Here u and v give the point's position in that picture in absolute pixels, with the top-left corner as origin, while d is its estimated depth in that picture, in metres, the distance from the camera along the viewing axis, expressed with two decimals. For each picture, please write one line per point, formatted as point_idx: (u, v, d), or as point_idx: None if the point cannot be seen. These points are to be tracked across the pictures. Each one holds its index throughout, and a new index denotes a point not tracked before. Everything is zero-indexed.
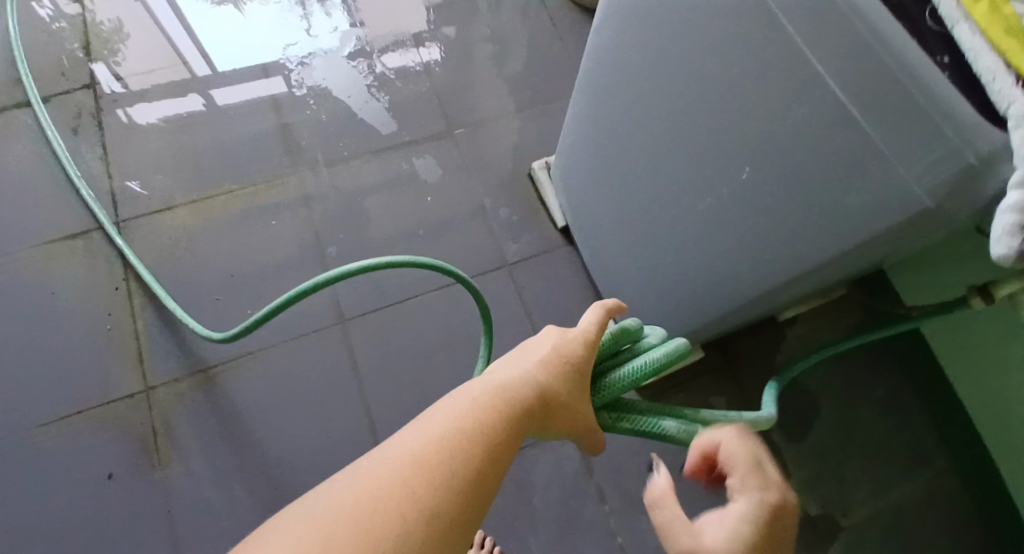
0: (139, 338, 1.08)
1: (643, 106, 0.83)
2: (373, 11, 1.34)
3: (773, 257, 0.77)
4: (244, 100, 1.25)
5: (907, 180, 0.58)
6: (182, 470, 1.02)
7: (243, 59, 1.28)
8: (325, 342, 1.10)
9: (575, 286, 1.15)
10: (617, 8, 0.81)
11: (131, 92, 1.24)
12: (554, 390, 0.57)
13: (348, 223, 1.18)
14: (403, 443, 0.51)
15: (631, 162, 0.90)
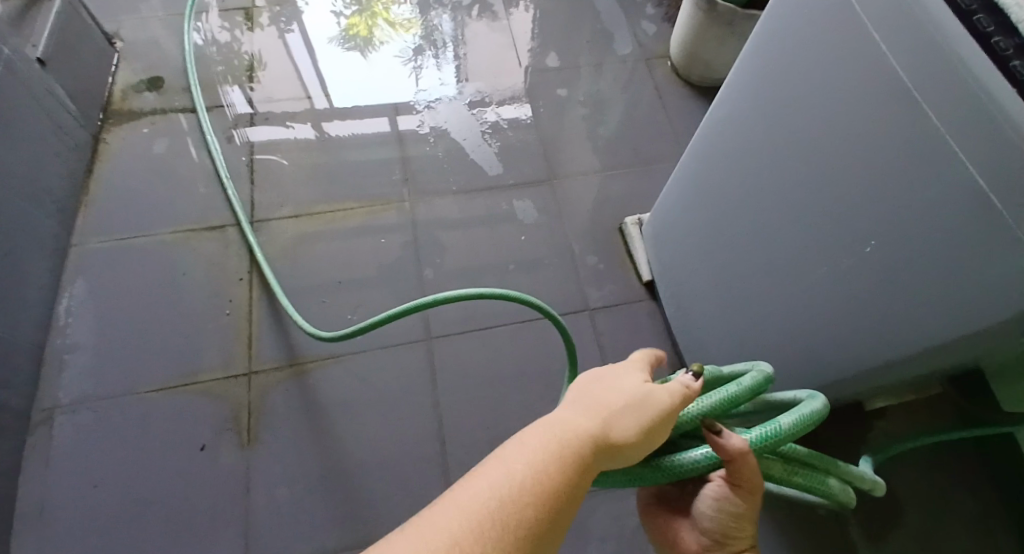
0: (251, 323, 1.21)
1: (758, 171, 0.89)
2: (479, 71, 1.47)
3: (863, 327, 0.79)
4: (353, 134, 1.39)
5: None
6: (266, 449, 1.11)
7: (362, 98, 1.44)
8: (410, 356, 1.18)
9: (653, 338, 1.20)
10: (741, 80, 0.89)
11: (283, 114, 1.41)
12: (616, 435, 0.59)
13: (448, 250, 1.27)
14: (483, 476, 0.54)
15: (736, 222, 0.96)
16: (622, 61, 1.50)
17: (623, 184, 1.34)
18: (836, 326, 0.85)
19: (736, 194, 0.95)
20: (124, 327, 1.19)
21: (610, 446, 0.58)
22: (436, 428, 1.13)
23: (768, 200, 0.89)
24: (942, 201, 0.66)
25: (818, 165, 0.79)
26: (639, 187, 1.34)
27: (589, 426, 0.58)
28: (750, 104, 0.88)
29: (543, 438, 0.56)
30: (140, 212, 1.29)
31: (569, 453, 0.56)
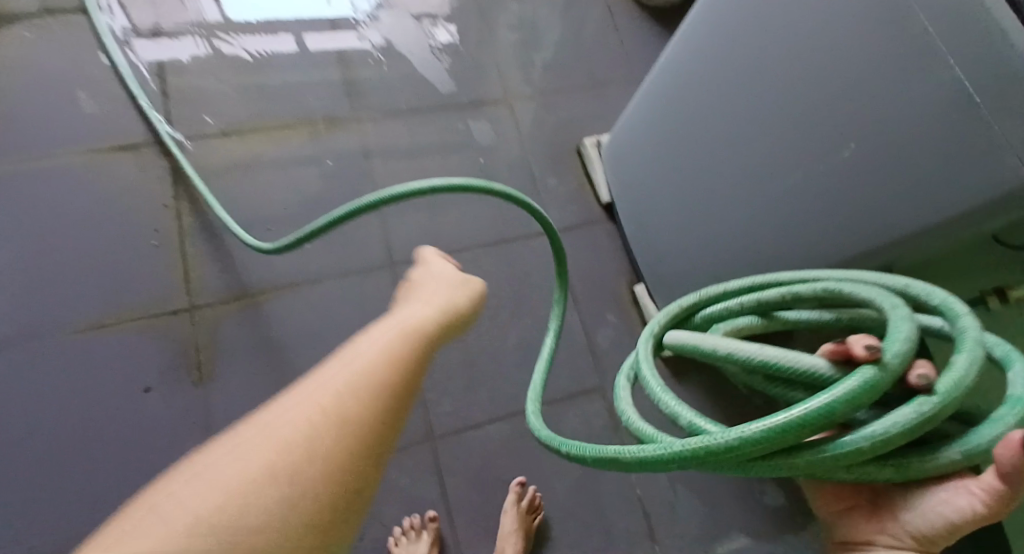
0: (185, 257, 1.08)
1: (743, 85, 0.91)
2: None
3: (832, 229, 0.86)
4: (258, 52, 1.25)
5: (1016, 162, 0.65)
6: (224, 388, 1.02)
7: (263, 11, 1.27)
8: (372, 283, 1.13)
9: (612, 257, 1.25)
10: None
11: (194, 21, 1.24)
12: (419, 339, 0.65)
13: (404, 172, 1.22)
14: (297, 401, 0.56)
15: (705, 138, 0.99)
16: None
17: (575, 107, 1.35)
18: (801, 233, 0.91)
19: (706, 112, 0.98)
20: (35, 262, 1.04)
21: (418, 336, 0.66)
22: None
23: (748, 113, 0.92)
24: (922, 110, 0.70)
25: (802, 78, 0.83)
26: (591, 110, 1.35)
27: (399, 372, 0.61)
28: (740, 19, 0.90)
29: (376, 359, 0.60)
30: (36, 129, 1.11)
31: (398, 372, 0.61)
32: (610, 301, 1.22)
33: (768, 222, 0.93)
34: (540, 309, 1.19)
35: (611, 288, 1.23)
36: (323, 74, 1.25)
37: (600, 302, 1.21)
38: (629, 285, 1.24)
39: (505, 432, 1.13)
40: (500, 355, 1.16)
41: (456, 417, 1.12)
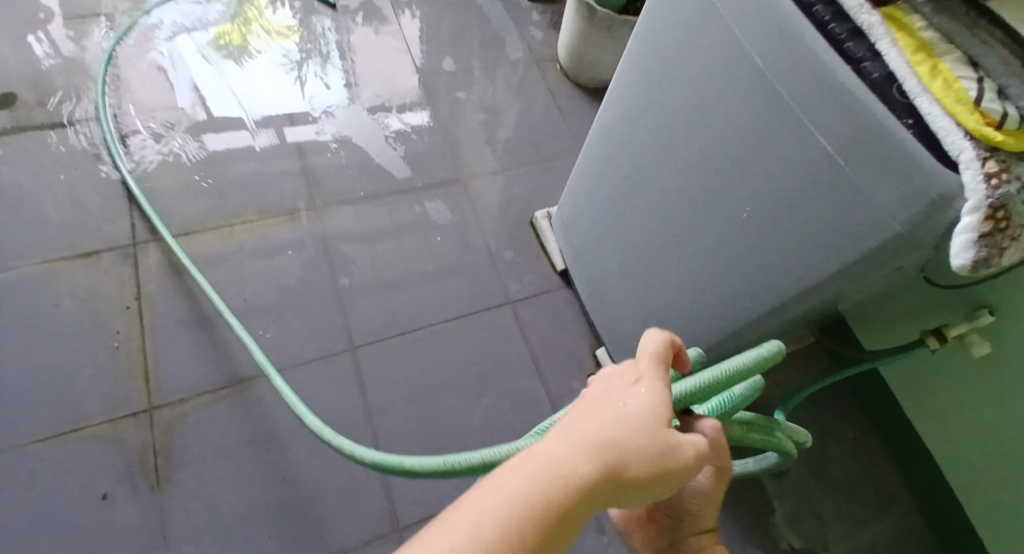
0: (145, 356, 1.08)
1: (652, 153, 0.95)
2: (367, 80, 1.44)
3: (766, 281, 0.85)
4: (232, 150, 1.29)
5: (883, 211, 0.68)
6: (181, 490, 1.00)
7: (242, 112, 1.34)
8: (333, 368, 1.12)
9: (573, 324, 1.26)
10: (625, 71, 0.97)
11: (171, 124, 1.30)
12: (630, 468, 0.53)
13: (361, 256, 1.23)
14: (472, 518, 0.50)
15: (633, 198, 1.01)
16: (514, 65, 1.55)
17: (526, 181, 1.40)
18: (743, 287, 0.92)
19: (631, 182, 1.01)
20: None
21: (623, 483, 0.53)
22: (370, 438, 1.08)
23: (666, 178, 0.94)
24: (807, 172, 0.74)
25: (714, 143, 0.84)
26: (541, 184, 1.40)
27: (591, 467, 0.52)
28: (637, 92, 0.95)
29: (535, 469, 0.52)
30: None
31: (543, 499, 0.51)
32: (575, 368, 1.22)
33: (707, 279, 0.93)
34: (504, 381, 1.18)
35: (575, 355, 1.23)
36: (282, 174, 1.28)
37: (563, 369, 1.22)
38: (593, 349, 1.25)
39: None
40: (469, 432, 1.12)
41: (422, 504, 1.06)
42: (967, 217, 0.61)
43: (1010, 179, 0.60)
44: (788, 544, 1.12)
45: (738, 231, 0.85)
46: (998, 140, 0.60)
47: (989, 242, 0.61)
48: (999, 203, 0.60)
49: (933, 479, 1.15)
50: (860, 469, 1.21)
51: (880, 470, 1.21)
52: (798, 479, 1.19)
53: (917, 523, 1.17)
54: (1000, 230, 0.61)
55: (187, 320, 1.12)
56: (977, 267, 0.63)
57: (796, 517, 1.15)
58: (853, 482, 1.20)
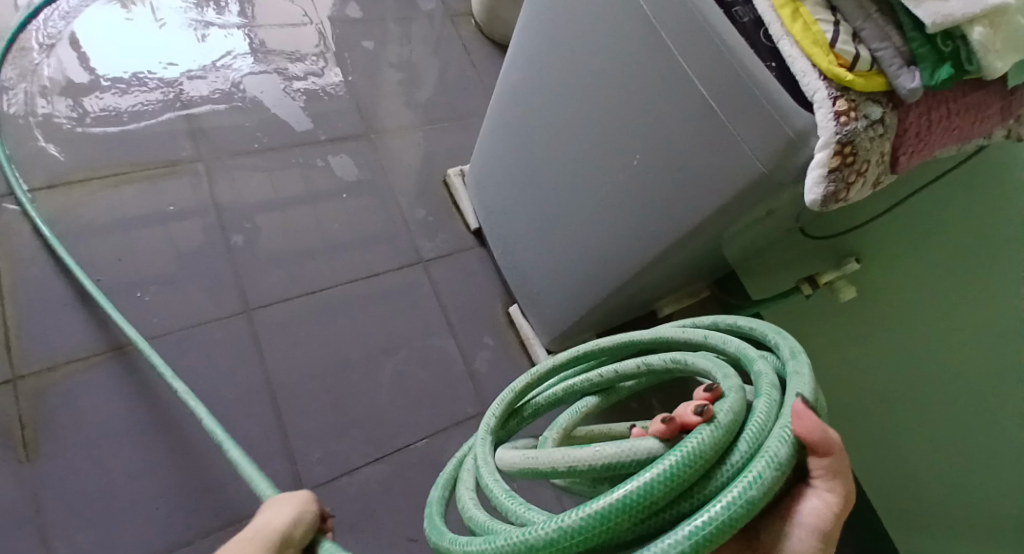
0: (5, 321, 1.00)
1: (546, 101, 0.95)
2: (277, 34, 1.37)
3: (660, 227, 0.86)
4: (127, 106, 1.19)
5: (748, 152, 0.71)
6: (56, 458, 0.94)
7: (132, 63, 1.23)
8: (232, 327, 1.08)
9: (484, 281, 1.26)
10: (524, 19, 0.96)
11: (51, 73, 1.18)
12: None
13: (261, 214, 1.19)
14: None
15: (534, 153, 1.02)
16: (428, 18, 1.51)
17: (438, 138, 1.37)
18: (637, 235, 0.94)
19: (530, 136, 1.01)
20: None
21: None
22: (272, 398, 1.05)
23: (558, 128, 0.94)
24: (688, 117, 0.75)
25: (604, 87, 0.84)
26: (453, 142, 1.38)
27: None
28: (533, 42, 0.94)
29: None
30: None
31: None
32: (484, 324, 1.22)
33: (607, 228, 0.93)
34: (412, 337, 1.16)
35: (485, 311, 1.23)
36: (172, 128, 1.20)
37: (473, 325, 1.21)
38: (505, 306, 1.25)
39: (381, 474, 1.05)
40: (376, 388, 1.11)
41: (328, 465, 1.03)
42: (818, 153, 0.65)
43: (857, 117, 0.64)
44: None
45: (626, 179, 0.87)
46: (848, 79, 0.63)
47: (836, 177, 0.66)
48: (846, 140, 0.64)
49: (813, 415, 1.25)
50: None
51: None
52: None
53: None
54: (847, 165, 0.65)
55: (61, 283, 1.05)
56: (826, 201, 0.68)
57: None
58: None
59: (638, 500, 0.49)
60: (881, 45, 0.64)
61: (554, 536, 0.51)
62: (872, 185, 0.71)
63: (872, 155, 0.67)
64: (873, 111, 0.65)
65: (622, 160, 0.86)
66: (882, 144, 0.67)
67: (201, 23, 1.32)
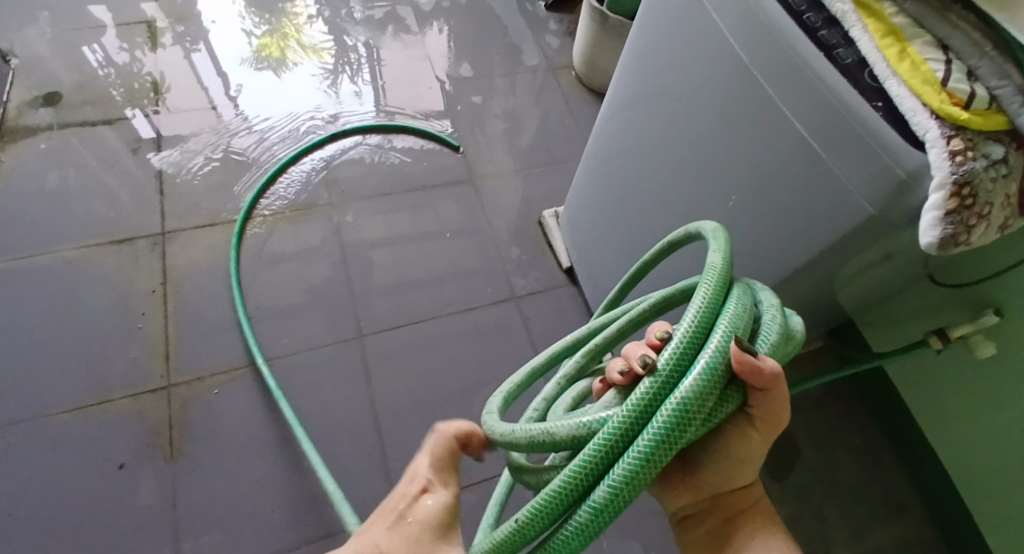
0: (168, 337, 1.13)
1: (644, 143, 0.98)
2: (397, 88, 1.50)
3: (762, 267, 0.86)
4: (271, 154, 1.35)
5: (854, 193, 0.70)
6: (192, 462, 1.04)
7: (275, 116, 1.40)
8: (342, 355, 1.16)
9: (579, 320, 1.28)
10: (622, 67, 1.00)
11: (210, 128, 1.36)
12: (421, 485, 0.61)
13: (372, 249, 1.28)
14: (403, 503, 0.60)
15: (628, 196, 1.05)
16: (532, 71, 1.60)
17: (538, 182, 1.43)
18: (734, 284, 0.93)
19: (626, 178, 1.04)
20: (26, 352, 1.08)
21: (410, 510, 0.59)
22: (375, 421, 1.12)
23: (656, 170, 0.97)
24: (789, 158, 0.76)
25: (702, 127, 0.86)
26: (553, 186, 1.43)
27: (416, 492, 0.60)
28: (632, 88, 0.98)
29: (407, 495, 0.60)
30: (35, 229, 1.19)
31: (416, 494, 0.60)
32: None
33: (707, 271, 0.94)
34: (508, 371, 1.20)
35: None
36: (308, 177, 1.33)
37: None
38: None
39: (472, 502, 1.08)
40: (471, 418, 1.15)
41: None
42: (933, 195, 0.63)
43: (975, 156, 0.62)
44: None
45: (725, 219, 0.87)
46: (963, 118, 0.62)
47: (955, 220, 0.63)
48: (964, 180, 0.62)
49: (941, 482, 1.18)
50: (863, 474, 1.23)
51: (886, 476, 1.24)
52: (797, 481, 1.21)
53: (924, 530, 1.19)
54: (966, 207, 0.63)
55: (204, 303, 1.16)
56: (944, 245, 0.64)
57: (795, 517, 1.17)
58: (863, 489, 1.22)
59: (714, 364, 0.53)
60: (1000, 83, 0.63)
61: (675, 415, 0.52)
62: (997, 230, 0.68)
63: (994, 197, 0.64)
64: (994, 151, 0.63)
65: (720, 200, 0.87)
66: (1006, 187, 0.65)
67: (333, 78, 1.48)
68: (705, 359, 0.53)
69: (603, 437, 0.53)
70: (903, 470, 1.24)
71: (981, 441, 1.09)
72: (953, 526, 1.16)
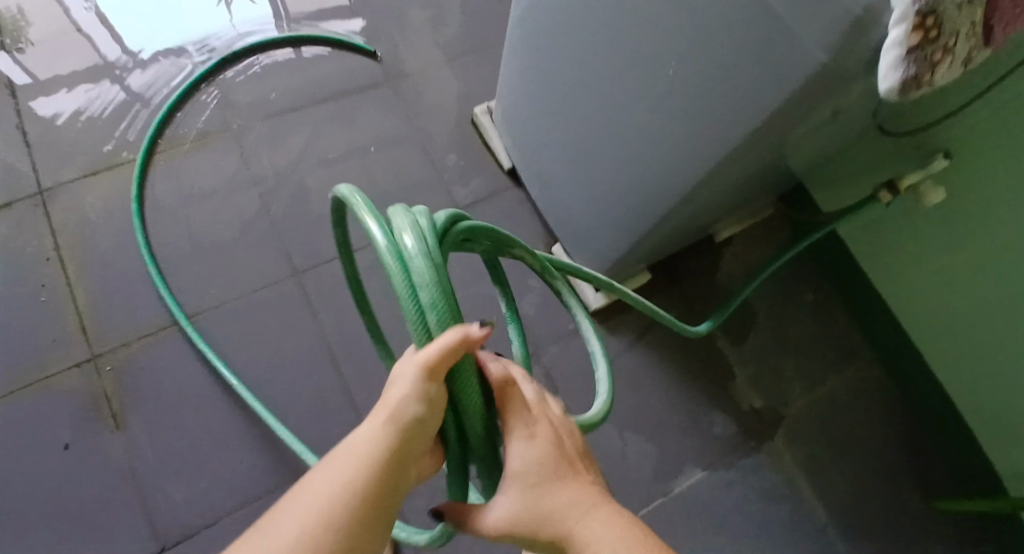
0: (79, 306, 1.04)
1: (571, 17, 0.87)
2: None
3: (707, 146, 0.79)
4: (166, 85, 1.20)
5: (806, 47, 0.62)
6: (140, 429, 1.00)
7: (161, 38, 1.24)
8: (280, 296, 1.09)
9: (526, 221, 1.21)
10: None
11: (90, 64, 1.19)
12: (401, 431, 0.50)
13: (295, 176, 1.17)
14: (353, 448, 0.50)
15: (566, 77, 0.95)
16: None
17: (466, 74, 1.31)
18: (674, 171, 0.86)
19: (558, 59, 0.94)
20: None
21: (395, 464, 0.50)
22: (328, 358, 1.07)
23: (588, 48, 0.87)
24: (729, 18, 0.67)
25: None
26: (483, 77, 1.31)
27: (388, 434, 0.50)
28: None
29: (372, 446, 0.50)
30: None
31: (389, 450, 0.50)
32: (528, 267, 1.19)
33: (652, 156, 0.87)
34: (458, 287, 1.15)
35: (527, 253, 1.19)
36: (202, 103, 1.20)
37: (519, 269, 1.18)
38: (548, 247, 1.21)
39: None
40: None
41: None
42: (893, 31, 0.56)
43: None
44: (749, 405, 1.16)
45: (664, 96, 0.80)
46: None
47: (917, 58, 0.56)
48: (928, 10, 0.54)
49: (891, 324, 1.18)
50: (817, 331, 1.22)
51: (836, 327, 1.23)
52: (758, 345, 1.21)
53: (875, 371, 1.21)
54: (930, 41, 0.56)
55: (106, 262, 1.07)
56: (906, 87, 0.59)
57: (755, 380, 1.18)
58: (815, 343, 1.21)
59: (430, 283, 0.50)
60: None
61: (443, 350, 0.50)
62: (965, 63, 0.61)
63: (962, 25, 0.57)
64: None
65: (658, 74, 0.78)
66: (976, 11, 0.57)
67: None
68: (420, 293, 0.50)
69: (410, 313, 0.50)
70: (852, 319, 1.24)
71: (936, 285, 1.09)
72: (902, 364, 1.18)
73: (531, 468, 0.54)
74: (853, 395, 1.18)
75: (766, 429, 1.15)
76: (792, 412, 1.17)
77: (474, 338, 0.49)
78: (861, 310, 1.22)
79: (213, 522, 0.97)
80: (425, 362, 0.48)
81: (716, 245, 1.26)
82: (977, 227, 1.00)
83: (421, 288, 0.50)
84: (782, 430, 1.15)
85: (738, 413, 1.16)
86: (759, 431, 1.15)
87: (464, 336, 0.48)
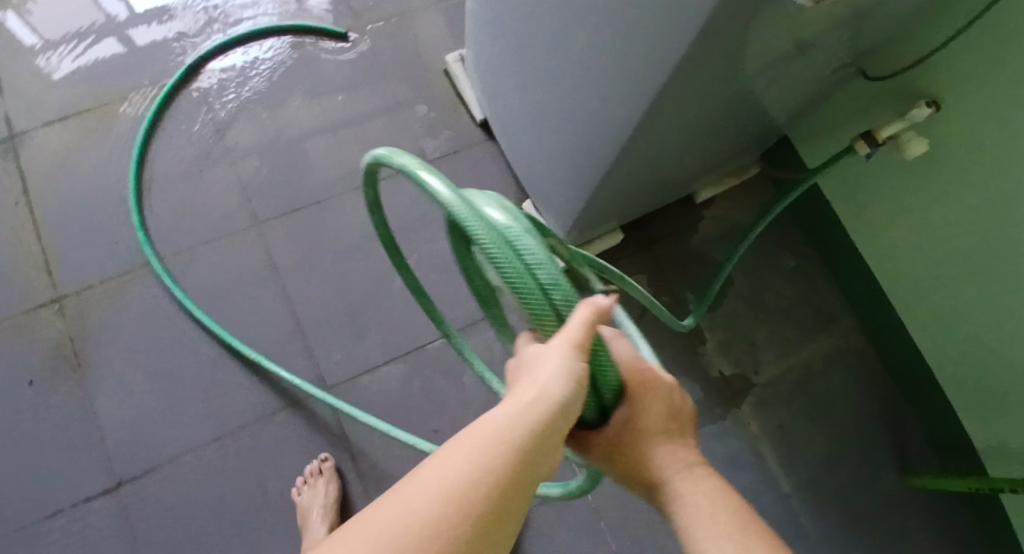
0: (44, 249, 1.06)
1: None
2: None
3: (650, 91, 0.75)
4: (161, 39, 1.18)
5: None
6: (98, 371, 1.01)
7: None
8: (242, 244, 1.10)
9: (497, 176, 1.19)
10: None
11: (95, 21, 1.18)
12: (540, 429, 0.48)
13: (263, 125, 1.16)
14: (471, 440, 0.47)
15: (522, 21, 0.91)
16: None
17: (440, 22, 1.27)
18: (624, 119, 0.82)
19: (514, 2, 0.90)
20: None
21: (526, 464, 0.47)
22: (289, 307, 1.08)
23: None
24: None
25: None
26: (458, 25, 1.27)
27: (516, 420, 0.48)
28: None
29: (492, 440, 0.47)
30: None
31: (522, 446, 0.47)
32: None
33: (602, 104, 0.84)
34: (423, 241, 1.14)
35: None
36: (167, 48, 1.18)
37: None
38: (519, 203, 1.19)
39: (401, 373, 1.07)
40: (389, 293, 1.10)
41: (348, 365, 1.06)
42: None
43: None
44: (717, 372, 1.14)
45: (607, 39, 0.76)
46: None
47: None
48: None
49: (870, 289, 1.14)
50: (796, 297, 1.19)
51: (818, 294, 1.20)
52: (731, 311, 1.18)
53: (855, 339, 1.17)
54: None
55: (72, 206, 1.08)
56: None
57: (727, 346, 1.15)
58: (793, 310, 1.18)
59: (547, 273, 0.53)
60: None
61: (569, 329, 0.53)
62: None
63: None
64: None
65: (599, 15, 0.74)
66: None
67: None
68: (541, 278, 0.53)
69: (532, 290, 0.52)
70: (834, 286, 1.20)
71: (912, 243, 1.04)
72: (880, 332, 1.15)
73: (647, 424, 0.59)
74: (830, 363, 1.15)
75: (734, 395, 1.12)
76: (763, 380, 1.14)
77: (604, 309, 0.53)
78: (843, 276, 1.19)
79: (169, 462, 0.98)
80: (572, 339, 0.51)
81: (695, 207, 1.24)
82: (958, 183, 0.94)
83: (532, 276, 0.52)
84: (752, 396, 1.13)
85: (706, 379, 1.13)
86: (727, 397, 1.12)
87: (596, 310, 0.52)
